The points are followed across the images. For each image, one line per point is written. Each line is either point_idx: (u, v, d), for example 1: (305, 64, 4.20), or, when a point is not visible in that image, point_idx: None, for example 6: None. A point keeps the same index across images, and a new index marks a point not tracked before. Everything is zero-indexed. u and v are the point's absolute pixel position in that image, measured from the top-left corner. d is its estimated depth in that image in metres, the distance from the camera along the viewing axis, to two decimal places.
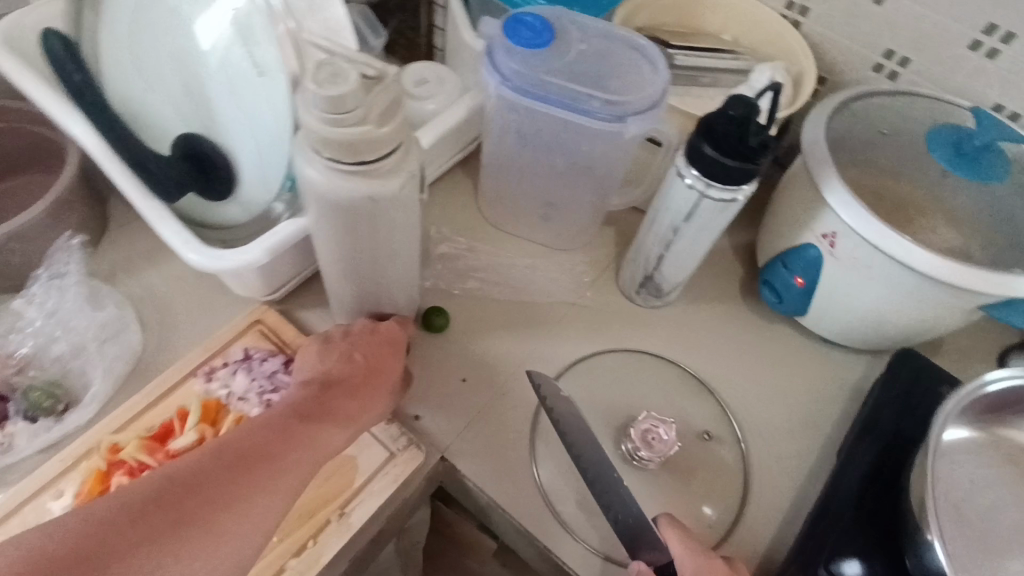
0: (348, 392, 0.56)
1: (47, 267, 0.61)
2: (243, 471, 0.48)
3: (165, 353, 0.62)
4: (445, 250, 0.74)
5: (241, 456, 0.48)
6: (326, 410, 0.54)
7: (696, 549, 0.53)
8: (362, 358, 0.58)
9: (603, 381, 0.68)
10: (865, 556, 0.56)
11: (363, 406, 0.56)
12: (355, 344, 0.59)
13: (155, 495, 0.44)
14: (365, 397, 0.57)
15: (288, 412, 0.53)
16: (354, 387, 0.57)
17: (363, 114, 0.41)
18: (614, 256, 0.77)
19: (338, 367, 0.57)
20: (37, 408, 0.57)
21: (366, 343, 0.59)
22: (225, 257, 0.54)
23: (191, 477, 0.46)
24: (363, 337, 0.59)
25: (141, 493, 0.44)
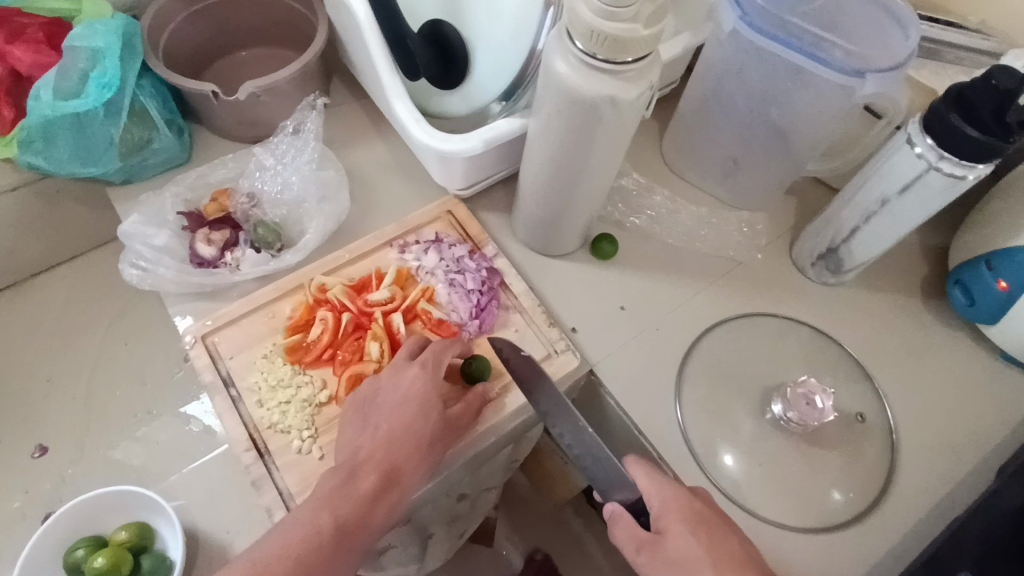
0: (402, 456, 0.51)
1: (292, 120, 0.69)
2: (341, 546, 0.47)
3: (366, 220, 0.68)
4: (627, 184, 0.75)
5: (333, 535, 0.47)
6: (391, 460, 0.50)
7: (661, 481, 0.51)
8: (416, 402, 0.53)
9: (757, 342, 0.68)
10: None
11: (418, 453, 0.51)
12: (408, 389, 0.53)
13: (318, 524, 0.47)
14: (419, 449, 0.51)
15: (353, 466, 0.50)
16: (413, 442, 0.51)
17: (636, 13, 0.43)
18: (792, 226, 0.75)
19: (394, 424, 0.52)
20: (261, 241, 0.65)
21: (421, 397, 0.53)
22: (448, 140, 0.59)
23: (327, 512, 0.48)
24: (411, 386, 0.54)
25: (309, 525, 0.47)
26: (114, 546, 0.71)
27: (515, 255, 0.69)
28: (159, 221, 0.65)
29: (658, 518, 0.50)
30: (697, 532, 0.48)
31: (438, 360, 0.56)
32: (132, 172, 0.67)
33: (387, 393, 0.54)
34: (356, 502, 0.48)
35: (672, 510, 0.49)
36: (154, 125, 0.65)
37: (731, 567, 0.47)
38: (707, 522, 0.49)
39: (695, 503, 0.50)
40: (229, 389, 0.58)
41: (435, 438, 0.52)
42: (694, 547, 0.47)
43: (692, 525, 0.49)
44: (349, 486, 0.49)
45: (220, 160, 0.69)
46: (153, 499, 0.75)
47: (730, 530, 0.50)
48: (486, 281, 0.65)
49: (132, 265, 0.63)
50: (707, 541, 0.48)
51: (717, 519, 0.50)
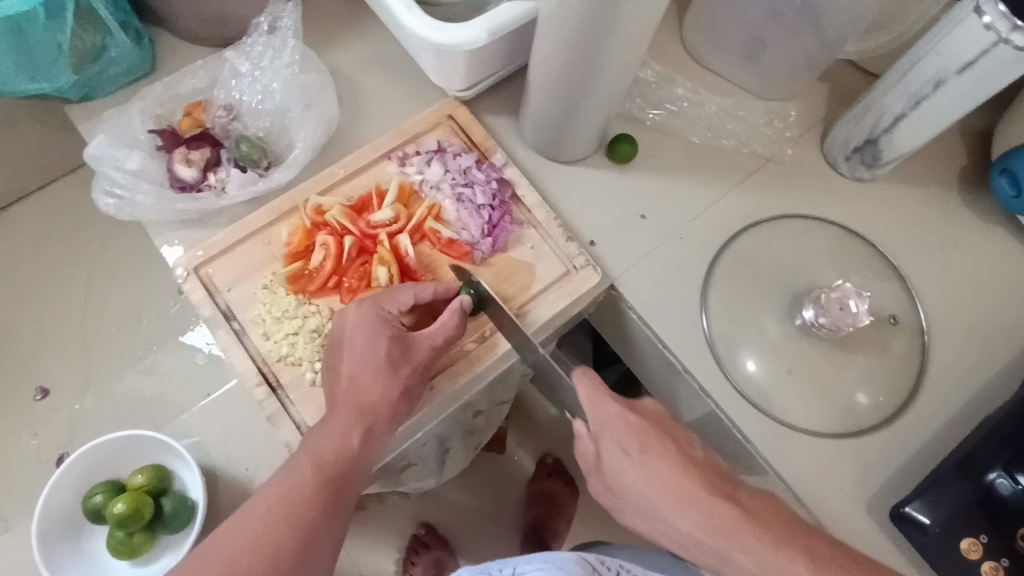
0: (366, 391, 0.48)
1: (266, 15, 0.60)
2: (329, 486, 0.46)
3: (359, 130, 0.62)
4: (643, 74, 0.68)
5: (316, 473, 0.46)
6: (357, 398, 0.48)
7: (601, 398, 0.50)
8: (367, 336, 0.50)
9: (784, 242, 0.64)
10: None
11: (383, 383, 0.49)
12: (355, 326, 0.50)
13: (300, 472, 0.46)
14: (378, 376, 0.49)
15: (326, 411, 0.49)
16: (371, 376, 0.48)
17: None
18: (824, 115, 0.69)
19: (351, 367, 0.49)
20: (246, 159, 0.59)
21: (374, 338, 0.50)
22: (446, 30, 0.51)
23: (304, 459, 0.46)
24: (358, 322, 0.50)
25: (293, 474, 0.46)
26: (136, 490, 0.71)
27: (525, 161, 0.64)
28: (130, 141, 0.58)
29: (598, 440, 0.50)
30: (630, 449, 0.48)
31: (388, 295, 0.52)
32: (90, 88, 0.60)
33: (337, 334, 0.51)
34: (333, 439, 0.47)
35: (612, 426, 0.49)
36: (107, 29, 0.57)
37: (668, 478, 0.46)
38: (645, 436, 0.48)
39: (631, 427, 0.49)
40: (231, 323, 0.54)
41: (395, 365, 0.49)
42: (630, 465, 0.48)
43: (627, 444, 0.48)
44: (324, 428, 0.47)
45: (189, 68, 0.61)
46: (171, 443, 0.75)
47: (671, 440, 0.49)
48: (497, 194, 0.59)
49: (106, 195, 0.57)
50: (643, 459, 0.47)
51: (658, 434, 0.48)
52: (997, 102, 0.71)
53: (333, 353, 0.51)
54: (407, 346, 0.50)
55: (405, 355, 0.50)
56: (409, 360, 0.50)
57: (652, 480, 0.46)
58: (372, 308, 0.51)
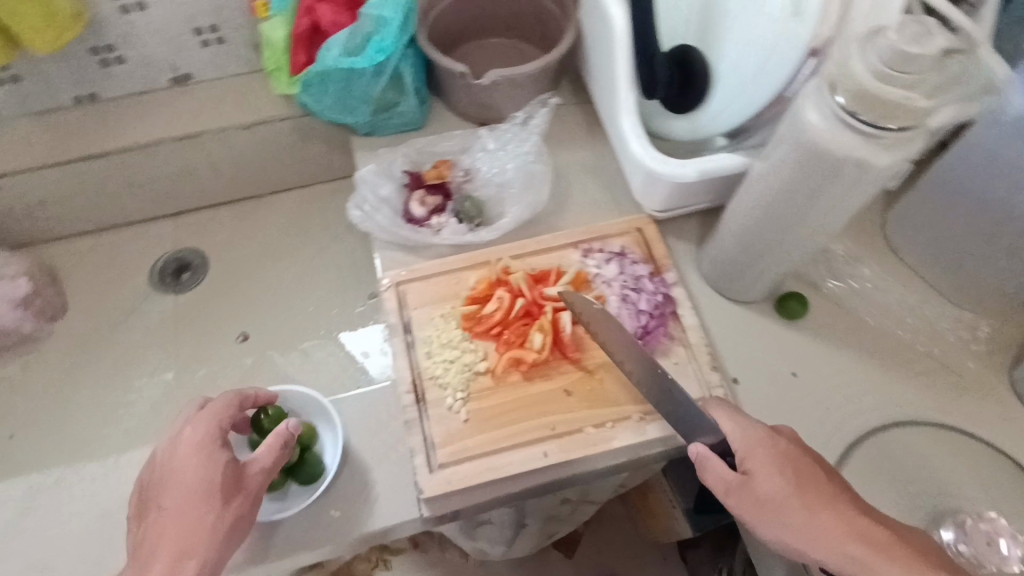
0: (190, 511, 0.50)
1: (523, 111, 0.74)
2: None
3: (559, 218, 0.72)
4: (829, 247, 0.70)
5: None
6: (183, 509, 0.50)
7: (742, 422, 0.51)
8: (199, 462, 0.52)
9: (938, 451, 0.61)
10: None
11: (203, 514, 0.51)
12: (198, 445, 0.53)
13: (148, 554, 0.50)
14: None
15: (169, 516, 0.51)
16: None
17: (920, 79, 0.41)
18: (1019, 342, 0.65)
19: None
20: (466, 214, 0.72)
21: (220, 413, 0.56)
22: (665, 163, 0.60)
23: (154, 551, 0.49)
24: (203, 446, 0.53)
25: (147, 552, 0.50)
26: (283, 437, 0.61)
27: (693, 288, 0.68)
28: (387, 173, 0.74)
29: (746, 460, 0.49)
30: (787, 472, 0.48)
31: (214, 421, 0.55)
32: (375, 126, 0.78)
33: (168, 467, 0.53)
34: (173, 545, 0.49)
35: (756, 451, 0.49)
36: (405, 90, 0.74)
37: (826, 507, 0.46)
38: (798, 462, 0.49)
39: (773, 461, 0.49)
40: (405, 335, 0.64)
41: (221, 496, 0.51)
42: (786, 489, 0.47)
43: (782, 465, 0.48)
44: (164, 523, 0.50)
45: (448, 133, 0.76)
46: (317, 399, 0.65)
47: (822, 469, 0.49)
48: (659, 306, 0.65)
49: (356, 207, 0.71)
50: (800, 483, 0.48)
51: (806, 460, 0.49)
52: None
53: (166, 474, 0.53)
54: (239, 487, 0.53)
55: (233, 493, 0.52)
56: (240, 494, 0.52)
57: (824, 518, 0.46)
58: (201, 428, 0.54)
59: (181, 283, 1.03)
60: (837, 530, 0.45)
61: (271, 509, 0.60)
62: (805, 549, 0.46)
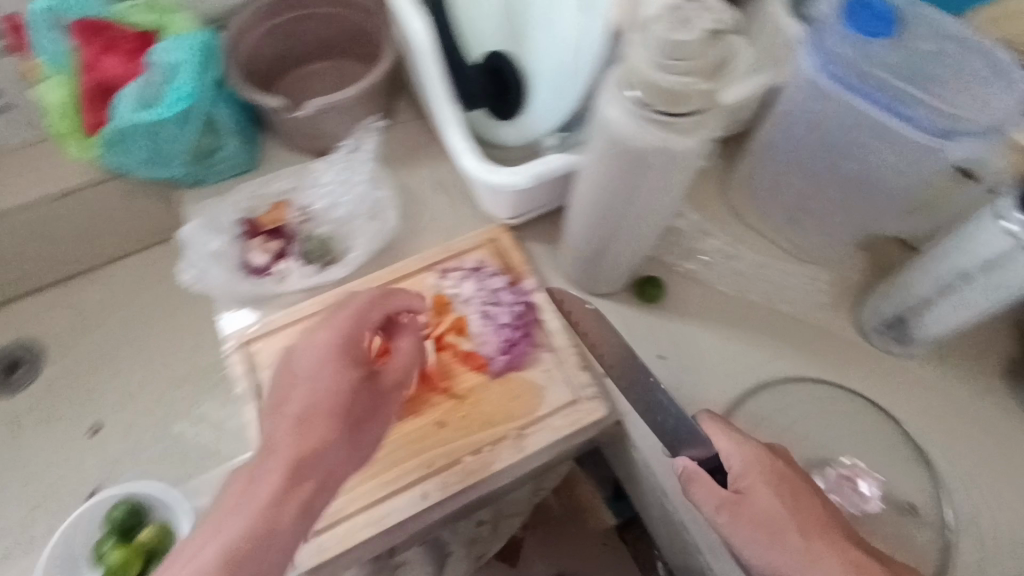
0: None
1: (350, 141, 0.70)
2: None
3: (411, 242, 0.69)
4: (679, 225, 0.71)
5: None
6: None
7: (746, 443, 0.50)
8: None
9: (803, 405, 0.63)
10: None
11: None
12: None
13: None
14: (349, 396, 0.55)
15: None
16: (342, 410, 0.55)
17: (696, 65, 0.40)
18: (860, 285, 0.69)
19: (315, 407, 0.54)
20: (310, 255, 0.67)
21: None
22: (497, 172, 0.58)
23: None
24: None
25: None
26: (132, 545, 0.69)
27: (554, 287, 0.68)
28: (218, 227, 0.68)
29: (740, 477, 0.49)
30: (785, 495, 0.48)
31: None
32: (200, 176, 0.72)
33: None
34: None
35: (754, 471, 0.49)
36: (219, 133, 0.69)
37: (820, 534, 0.47)
38: (785, 480, 0.49)
39: (820, 500, 0.49)
40: (262, 398, 0.60)
41: None
42: (783, 510, 0.47)
43: (777, 487, 0.48)
44: None
45: (280, 172, 0.71)
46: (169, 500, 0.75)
47: (816, 495, 0.49)
48: (521, 316, 0.63)
49: (186, 269, 0.66)
50: (795, 504, 0.48)
51: (809, 488, 0.49)
52: None
53: None
54: None
55: None
56: None
57: (823, 537, 0.46)
58: None
59: (16, 379, 0.96)
60: (803, 549, 0.46)
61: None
62: (784, 566, 0.46)
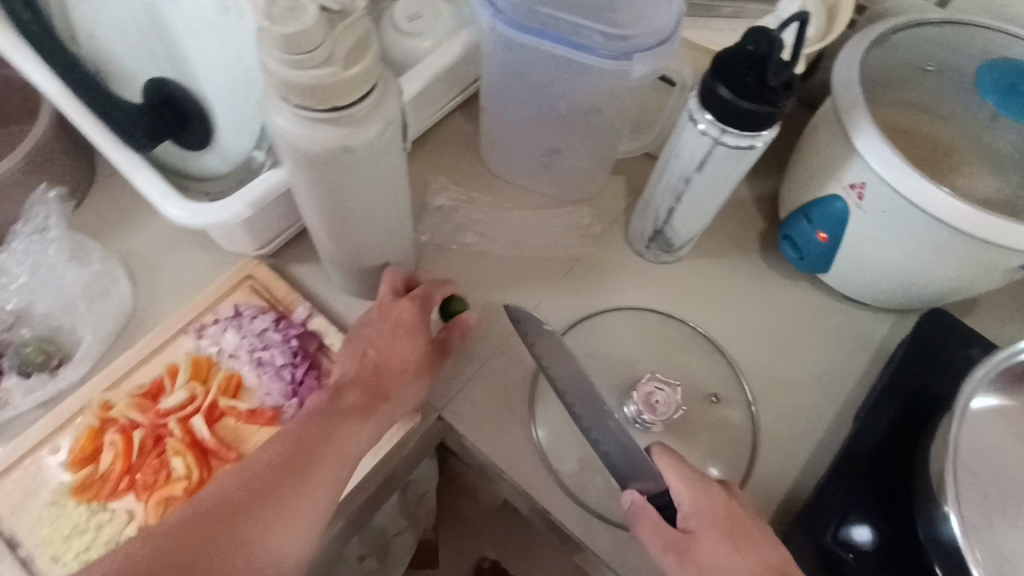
0: None
1: (25, 221, 0.58)
2: None
3: (156, 310, 0.60)
4: (443, 201, 0.70)
5: None
6: None
7: (692, 479, 0.51)
8: None
9: (604, 338, 0.65)
10: (873, 518, 0.56)
11: None
12: None
13: None
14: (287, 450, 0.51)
15: None
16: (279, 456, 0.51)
17: (328, 54, 0.37)
18: (625, 207, 0.71)
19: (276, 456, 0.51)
20: (28, 364, 0.56)
21: None
22: (203, 211, 0.51)
23: None
24: None
25: None
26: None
27: (334, 306, 0.63)
28: None
29: (688, 519, 0.50)
30: (729, 540, 0.48)
31: None
32: None
33: None
34: None
35: (709, 518, 0.49)
36: None
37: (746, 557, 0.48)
38: (735, 523, 0.49)
39: (751, 522, 0.50)
40: (17, 552, 0.50)
41: None
42: (727, 554, 0.48)
43: (725, 531, 0.49)
44: None
45: None
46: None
47: (758, 525, 0.50)
48: (299, 351, 0.58)
49: None
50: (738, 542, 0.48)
51: (750, 518, 0.50)
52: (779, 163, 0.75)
53: None
54: None
55: None
56: None
57: (737, 553, 0.48)
58: None
59: None
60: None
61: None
62: None
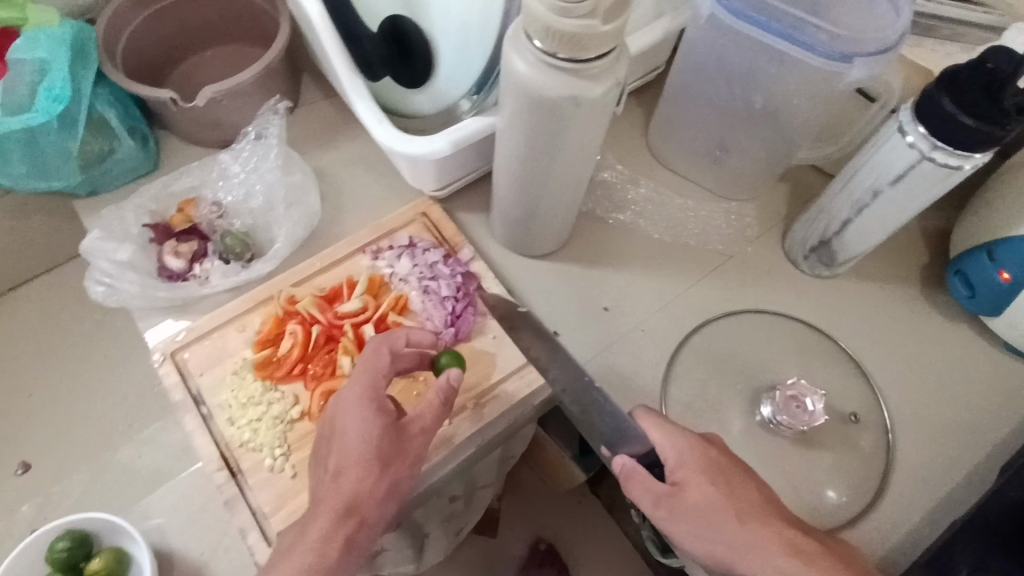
0: None
1: (254, 126, 0.67)
2: None
3: (338, 227, 0.66)
4: (607, 176, 0.72)
5: None
6: None
7: (674, 432, 0.49)
8: None
9: (745, 337, 0.65)
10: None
11: None
12: None
13: None
14: (368, 472, 0.48)
15: None
16: (360, 470, 0.48)
17: (594, 7, 0.40)
18: (784, 214, 0.72)
19: (337, 456, 0.49)
20: (230, 251, 0.63)
21: None
22: (412, 141, 0.56)
23: None
24: None
25: None
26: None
27: (493, 255, 0.67)
28: (124, 235, 0.63)
29: (674, 467, 0.48)
30: (717, 483, 0.47)
31: None
32: (97, 183, 0.65)
33: None
34: None
35: (694, 467, 0.48)
36: (114, 135, 0.63)
37: (749, 511, 0.46)
38: (723, 470, 0.48)
39: (737, 469, 0.48)
40: (200, 407, 0.57)
41: None
42: (716, 497, 0.46)
43: (714, 479, 0.47)
44: None
45: (185, 168, 0.67)
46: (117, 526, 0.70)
47: (743, 472, 0.49)
48: (461, 287, 0.62)
49: (97, 282, 0.61)
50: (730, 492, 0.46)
51: (736, 466, 0.49)
52: (955, 201, 0.73)
53: None
54: None
55: None
56: None
57: (729, 496, 0.46)
58: None
59: None
60: (752, 517, 0.46)
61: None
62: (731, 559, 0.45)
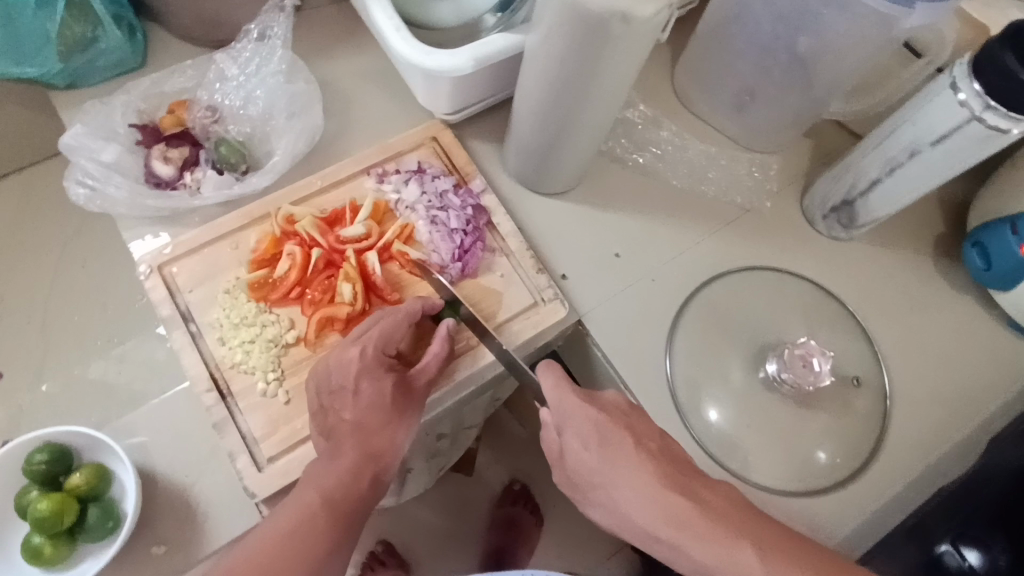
0: None
1: (257, 23, 0.61)
2: None
3: (341, 145, 0.62)
4: (631, 115, 0.69)
5: None
6: None
7: (562, 384, 0.48)
8: None
9: (759, 295, 0.63)
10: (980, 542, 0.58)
11: None
12: None
13: None
14: (386, 423, 0.49)
15: None
16: (382, 419, 0.49)
17: None
18: (807, 171, 0.69)
19: (360, 405, 0.49)
20: (226, 161, 0.59)
21: None
22: (432, 55, 0.51)
23: None
24: None
25: None
26: (63, 492, 0.62)
27: (505, 189, 0.63)
28: (108, 134, 0.58)
29: (560, 432, 0.48)
30: (590, 441, 0.46)
31: None
32: (76, 76, 0.60)
33: None
34: None
35: (570, 419, 0.47)
36: (99, 20, 0.57)
37: (627, 463, 0.45)
38: (604, 428, 0.46)
39: (632, 447, 0.45)
40: (189, 324, 0.54)
41: None
42: (592, 458, 0.46)
43: (586, 437, 0.46)
44: None
45: (177, 67, 0.62)
46: (102, 440, 0.66)
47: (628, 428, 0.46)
48: (472, 220, 0.59)
49: (78, 184, 0.57)
50: (603, 448, 0.46)
51: (618, 425, 0.46)
52: (977, 174, 0.72)
53: None
54: None
55: None
56: None
57: (621, 479, 0.44)
58: None
59: None
60: (626, 477, 0.44)
61: (86, 566, 0.63)
62: (616, 519, 0.45)
